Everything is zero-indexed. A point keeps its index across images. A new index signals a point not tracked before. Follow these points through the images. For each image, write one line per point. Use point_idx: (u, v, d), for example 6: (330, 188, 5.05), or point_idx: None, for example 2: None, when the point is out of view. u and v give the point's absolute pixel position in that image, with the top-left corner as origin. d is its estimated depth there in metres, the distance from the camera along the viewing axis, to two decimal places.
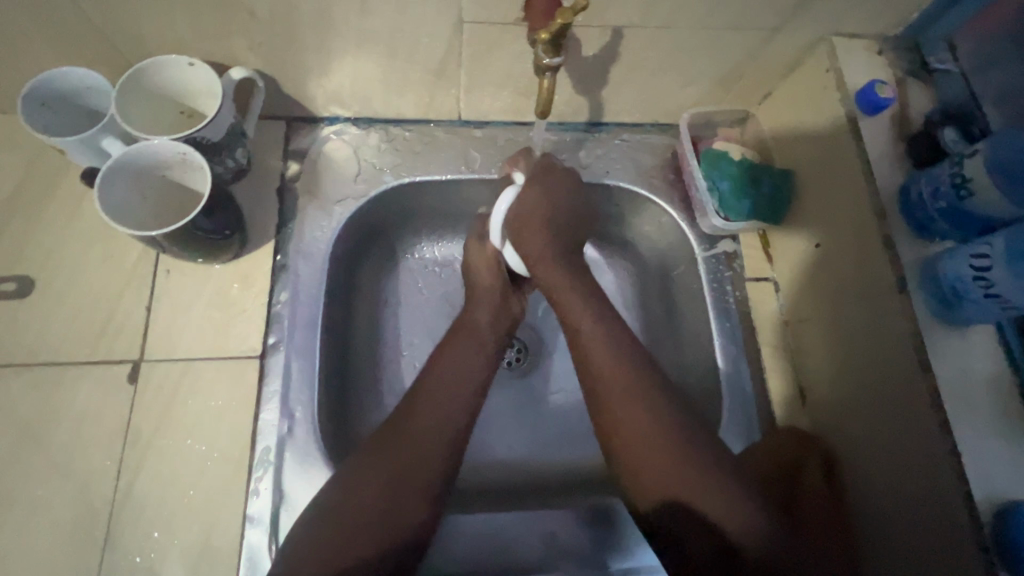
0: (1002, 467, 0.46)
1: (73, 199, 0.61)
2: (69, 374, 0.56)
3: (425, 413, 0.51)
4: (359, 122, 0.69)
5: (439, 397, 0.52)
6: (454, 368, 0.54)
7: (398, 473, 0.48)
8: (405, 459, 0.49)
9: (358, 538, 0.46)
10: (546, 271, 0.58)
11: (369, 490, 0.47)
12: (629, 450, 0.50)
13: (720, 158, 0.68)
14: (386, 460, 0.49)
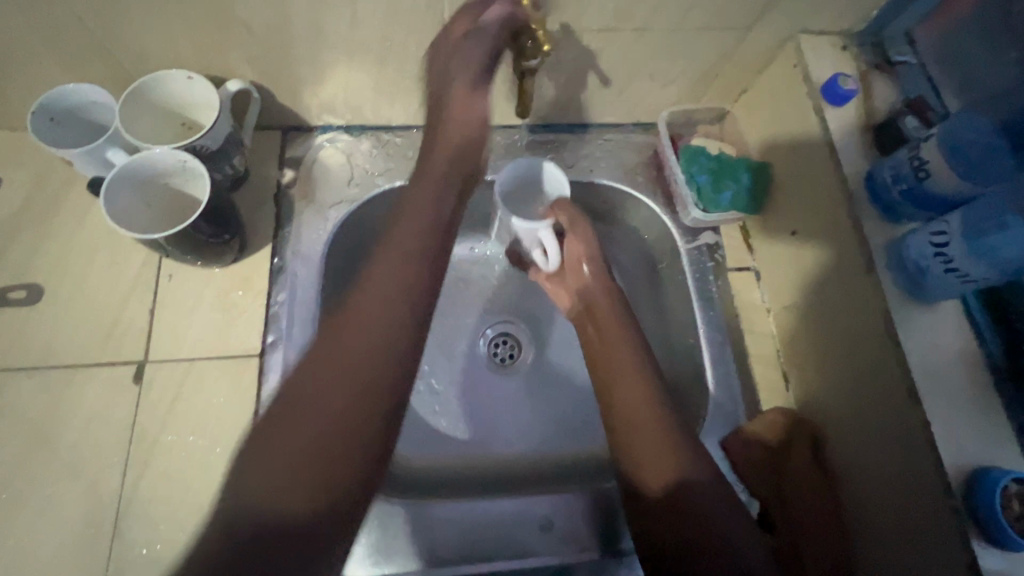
0: (973, 436, 0.48)
1: (80, 211, 0.64)
2: (77, 375, 0.58)
3: (350, 345, 0.43)
4: (352, 129, 0.72)
5: (376, 314, 0.45)
6: (398, 277, 0.47)
7: (327, 397, 0.40)
8: (341, 386, 0.41)
9: (287, 479, 0.37)
10: (588, 287, 0.64)
11: (300, 426, 0.39)
12: (618, 412, 0.55)
13: (699, 153, 0.71)
14: (318, 384, 0.41)
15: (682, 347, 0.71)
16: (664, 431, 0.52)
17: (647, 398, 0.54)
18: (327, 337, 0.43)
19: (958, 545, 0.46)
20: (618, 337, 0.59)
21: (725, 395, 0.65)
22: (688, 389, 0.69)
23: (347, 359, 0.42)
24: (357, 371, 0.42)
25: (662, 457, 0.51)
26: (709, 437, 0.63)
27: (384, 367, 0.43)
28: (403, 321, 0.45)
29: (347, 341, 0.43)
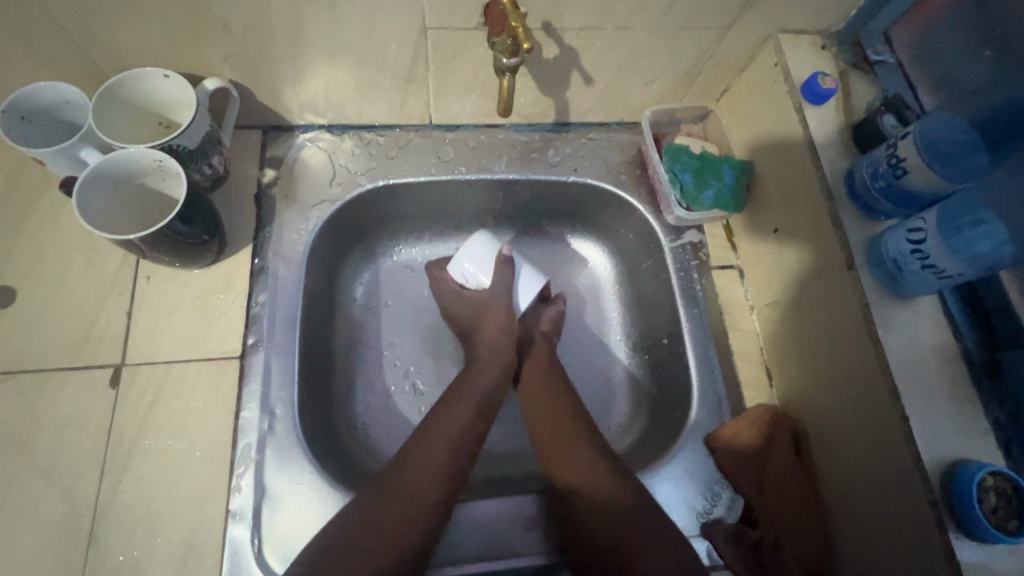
0: (951, 430, 0.49)
1: (54, 212, 0.63)
2: (51, 380, 0.57)
3: (413, 482, 0.54)
4: (334, 129, 0.71)
5: (420, 487, 0.54)
6: (444, 439, 0.57)
7: (388, 542, 0.51)
8: (399, 512, 0.53)
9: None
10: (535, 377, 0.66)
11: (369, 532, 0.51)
12: (560, 452, 0.60)
13: (681, 152, 0.71)
14: (383, 523, 0.52)
15: (667, 345, 0.71)
16: (595, 464, 0.58)
17: (576, 432, 0.61)
18: (392, 508, 0.53)
19: (937, 537, 0.46)
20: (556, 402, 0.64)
21: (709, 393, 0.65)
22: (673, 387, 0.69)
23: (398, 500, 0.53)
24: (432, 483, 0.55)
25: (605, 489, 0.57)
26: (693, 434, 0.64)
27: (411, 542, 0.52)
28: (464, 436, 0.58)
29: (419, 484, 0.54)
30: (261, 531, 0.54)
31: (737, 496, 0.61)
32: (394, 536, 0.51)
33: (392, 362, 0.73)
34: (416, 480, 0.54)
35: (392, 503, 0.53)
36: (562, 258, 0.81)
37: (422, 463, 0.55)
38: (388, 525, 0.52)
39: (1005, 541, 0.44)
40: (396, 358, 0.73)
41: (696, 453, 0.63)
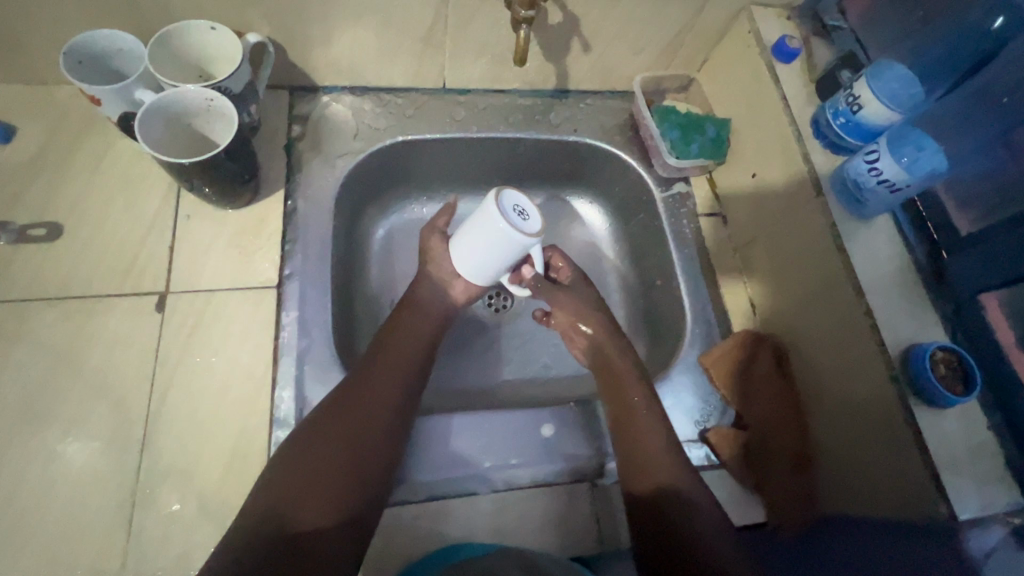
0: (907, 321, 0.57)
1: (97, 157, 0.67)
2: (100, 305, 0.60)
3: (367, 390, 0.57)
4: (355, 91, 0.78)
5: (354, 421, 0.54)
6: (389, 370, 0.59)
7: (342, 452, 0.52)
8: (351, 435, 0.53)
9: (306, 501, 0.48)
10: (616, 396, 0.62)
11: (315, 450, 0.51)
12: (631, 449, 0.58)
13: (669, 111, 0.80)
14: (337, 432, 0.53)
15: (662, 284, 0.79)
16: (666, 459, 0.56)
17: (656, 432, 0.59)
18: (347, 412, 0.54)
19: (900, 413, 0.54)
20: (632, 407, 0.61)
21: (700, 320, 0.73)
22: (669, 319, 0.77)
23: (341, 423, 0.53)
24: (386, 392, 0.57)
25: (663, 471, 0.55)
26: (688, 354, 0.71)
27: (367, 449, 0.53)
28: (417, 362, 0.62)
29: (375, 394, 0.57)
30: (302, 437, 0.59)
31: (728, 405, 0.69)
32: (344, 438, 0.53)
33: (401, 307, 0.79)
34: (371, 388, 0.57)
35: (349, 405, 0.55)
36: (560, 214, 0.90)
37: (381, 374, 0.59)
38: (342, 425, 0.53)
39: (953, 402, 0.52)
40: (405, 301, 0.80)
41: (691, 370, 0.71)
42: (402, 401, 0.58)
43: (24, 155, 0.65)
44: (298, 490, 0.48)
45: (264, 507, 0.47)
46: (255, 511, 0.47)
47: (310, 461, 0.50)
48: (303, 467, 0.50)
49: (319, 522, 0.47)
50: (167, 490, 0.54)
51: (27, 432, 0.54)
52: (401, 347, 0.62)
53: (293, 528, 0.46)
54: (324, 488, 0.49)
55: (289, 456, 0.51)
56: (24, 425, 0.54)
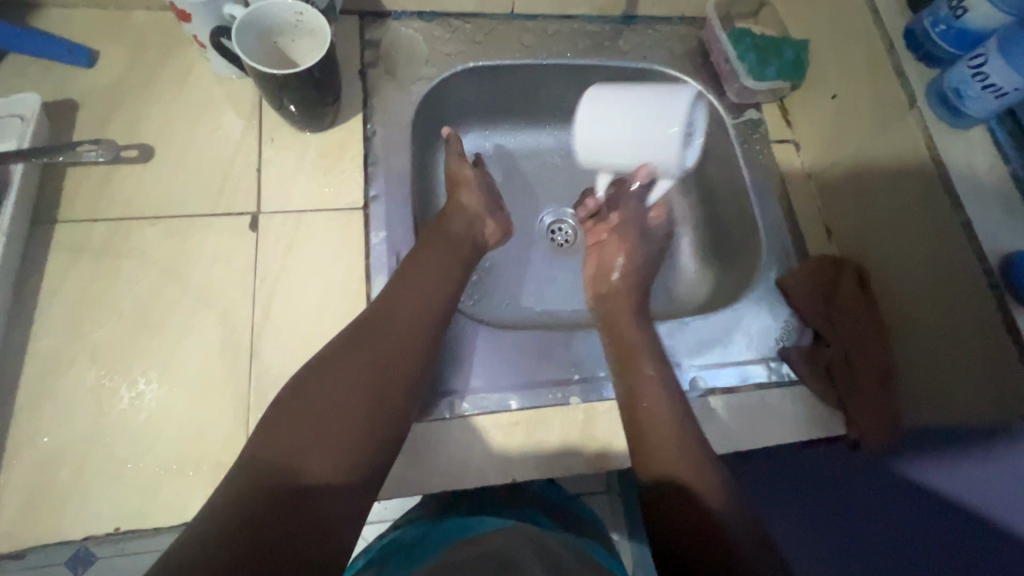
0: (1006, 230, 0.57)
1: (180, 81, 0.67)
2: (197, 224, 0.62)
3: (368, 344, 0.54)
4: (424, 16, 0.77)
5: (349, 376, 0.51)
6: (394, 321, 0.56)
7: (335, 408, 0.49)
8: (348, 391, 0.51)
9: (297, 458, 0.46)
10: (629, 352, 0.64)
11: (314, 398, 0.50)
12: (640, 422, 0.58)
13: (745, 34, 0.78)
14: (330, 388, 0.50)
15: (734, 211, 0.79)
16: (673, 433, 0.56)
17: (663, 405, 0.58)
18: (340, 367, 0.52)
19: (996, 315, 0.55)
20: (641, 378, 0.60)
21: (775, 244, 0.73)
22: (742, 245, 0.77)
23: (344, 379, 0.51)
24: (388, 345, 0.54)
25: (670, 445, 0.55)
26: (766, 277, 0.72)
27: (364, 405, 0.50)
28: (428, 311, 0.58)
29: (377, 350, 0.54)
30: None
31: (806, 325, 0.69)
32: (337, 394, 0.50)
33: None
34: (373, 342, 0.54)
35: (343, 359, 0.52)
36: None
37: (384, 328, 0.55)
38: (341, 382, 0.51)
39: None
40: None
41: (769, 292, 0.71)
42: (410, 356, 0.55)
43: (110, 80, 0.66)
44: (288, 448, 0.46)
45: (268, 460, 0.46)
46: (241, 472, 0.45)
47: (300, 420, 0.48)
48: (292, 424, 0.48)
49: (310, 485, 0.45)
50: (277, 395, 0.56)
51: (144, 340, 0.57)
52: (406, 296, 0.58)
53: (283, 491, 0.44)
54: (315, 447, 0.47)
55: (277, 413, 0.49)
56: (139, 333, 0.57)
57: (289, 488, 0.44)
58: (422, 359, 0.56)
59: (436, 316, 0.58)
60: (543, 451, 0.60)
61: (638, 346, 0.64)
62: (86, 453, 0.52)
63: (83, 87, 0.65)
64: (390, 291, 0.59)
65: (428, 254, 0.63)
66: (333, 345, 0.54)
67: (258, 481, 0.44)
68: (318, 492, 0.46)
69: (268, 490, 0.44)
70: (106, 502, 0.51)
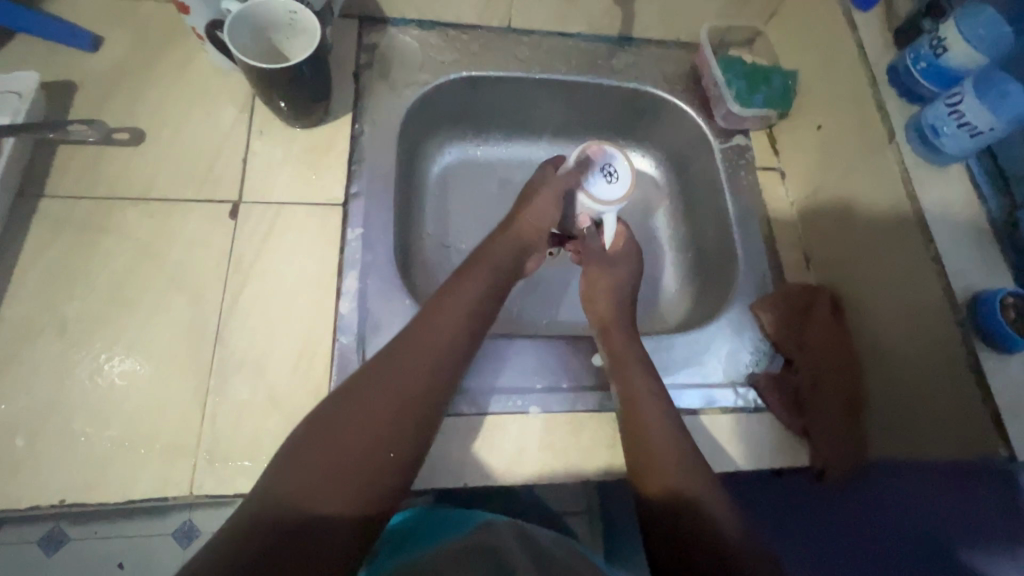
0: (977, 269, 0.57)
1: (177, 70, 0.69)
2: (178, 208, 0.63)
3: (400, 367, 0.50)
4: (422, 24, 0.79)
5: (378, 401, 0.47)
6: (430, 344, 0.52)
7: (359, 434, 0.45)
8: (373, 417, 0.46)
9: (315, 492, 0.41)
10: (631, 372, 0.61)
11: (341, 424, 0.45)
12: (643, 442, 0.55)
13: (735, 62, 0.80)
14: (357, 411, 0.46)
15: (716, 234, 0.79)
16: (677, 453, 0.53)
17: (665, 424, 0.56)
18: (369, 390, 0.48)
19: (963, 354, 0.55)
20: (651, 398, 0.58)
21: (753, 269, 0.73)
22: (722, 269, 0.77)
23: (377, 403, 0.47)
24: (422, 369, 0.50)
25: (675, 467, 0.52)
26: (741, 301, 0.72)
27: (392, 435, 0.46)
28: (463, 335, 0.54)
29: (409, 373, 0.49)
30: (365, 346, 0.61)
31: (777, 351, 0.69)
32: (363, 420, 0.46)
33: (454, 246, 0.82)
34: (406, 363, 0.50)
35: (374, 382, 0.48)
36: None
37: (417, 349, 0.51)
38: (369, 406, 0.46)
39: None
40: (459, 241, 0.82)
41: (744, 317, 0.71)
42: (441, 385, 0.51)
43: (110, 65, 0.68)
44: (306, 482, 0.41)
45: (283, 483, 0.41)
46: (255, 503, 0.40)
47: (324, 450, 0.43)
48: (314, 452, 0.43)
49: (324, 520, 0.40)
50: (238, 381, 0.57)
51: (113, 317, 0.58)
52: (443, 315, 0.54)
53: (297, 528, 0.39)
54: (336, 480, 0.42)
55: (298, 439, 0.44)
56: (109, 310, 0.58)
57: (305, 524, 0.40)
58: (450, 388, 0.52)
59: (470, 340, 0.55)
60: (499, 458, 0.59)
61: (627, 361, 0.62)
62: (42, 424, 0.53)
63: (83, 69, 0.67)
64: (429, 309, 0.55)
65: (471, 270, 0.59)
66: (362, 366, 0.50)
67: (270, 510, 0.40)
68: (333, 530, 0.40)
69: (279, 519, 0.39)
70: (57, 474, 0.52)
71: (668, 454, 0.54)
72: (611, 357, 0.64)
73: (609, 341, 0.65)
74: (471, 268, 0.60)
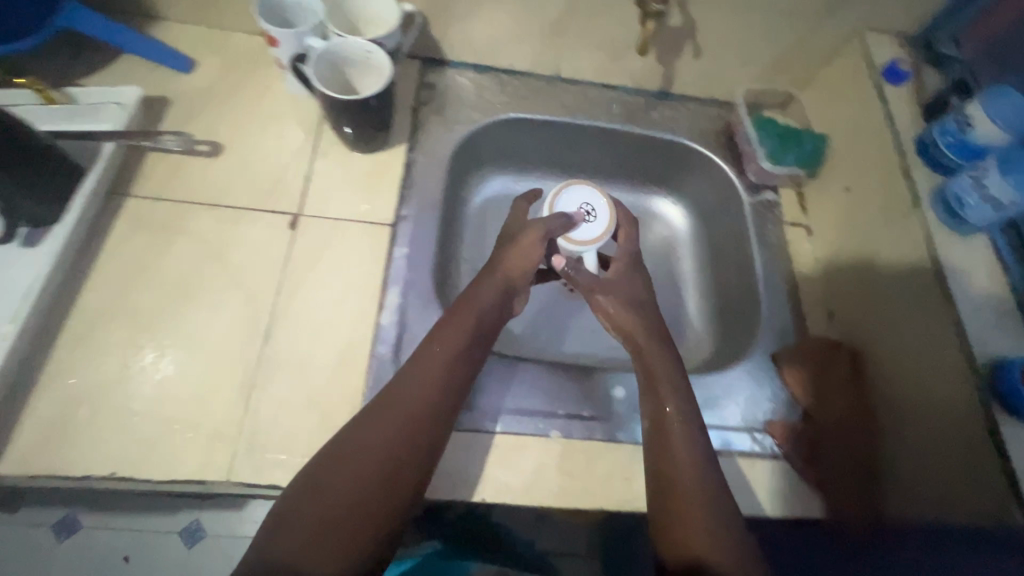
0: (998, 336, 0.59)
1: (258, 95, 0.77)
2: (245, 216, 0.69)
3: (392, 411, 0.52)
4: (478, 68, 0.86)
5: (367, 450, 0.50)
6: (420, 388, 0.55)
7: (354, 484, 0.48)
8: (366, 466, 0.49)
9: (311, 543, 0.44)
10: (664, 400, 0.60)
11: (334, 475, 0.48)
12: (665, 492, 0.54)
13: (768, 121, 0.84)
14: (349, 462, 0.49)
15: (741, 283, 0.82)
16: (698, 513, 0.52)
17: (693, 474, 0.55)
18: (362, 439, 0.51)
19: (980, 417, 0.56)
20: (676, 443, 0.57)
21: (776, 318, 0.76)
22: (745, 316, 0.80)
23: (368, 452, 0.50)
24: (412, 413, 0.53)
25: (695, 527, 0.51)
26: (762, 349, 0.74)
27: (384, 481, 0.49)
28: (450, 373, 0.57)
29: (400, 419, 0.52)
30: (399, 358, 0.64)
31: (794, 400, 0.70)
32: (355, 470, 0.49)
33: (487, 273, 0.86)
34: (394, 409, 0.53)
35: (365, 430, 0.51)
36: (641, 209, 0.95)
37: (406, 395, 0.54)
38: (359, 457, 0.49)
39: None
40: None
41: (764, 365, 0.73)
42: (429, 428, 0.53)
43: (201, 86, 0.77)
44: (300, 534, 0.45)
45: (281, 534, 0.45)
46: (257, 555, 0.44)
47: (316, 501, 0.47)
48: (306, 503, 0.46)
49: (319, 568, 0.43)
50: (282, 379, 0.61)
51: (177, 308, 0.63)
52: (432, 356, 0.57)
53: None
54: (327, 529, 0.45)
55: (297, 490, 0.48)
56: (175, 302, 0.63)
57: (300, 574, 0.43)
58: (442, 427, 0.54)
59: (457, 381, 0.57)
60: (517, 477, 0.61)
61: (656, 377, 0.62)
62: (103, 401, 0.58)
63: (178, 88, 0.76)
64: (420, 352, 0.58)
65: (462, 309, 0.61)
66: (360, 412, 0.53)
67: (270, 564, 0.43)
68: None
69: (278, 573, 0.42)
70: (110, 446, 0.56)
71: (693, 511, 0.52)
72: (643, 373, 0.63)
73: (643, 356, 0.65)
74: (464, 305, 0.62)
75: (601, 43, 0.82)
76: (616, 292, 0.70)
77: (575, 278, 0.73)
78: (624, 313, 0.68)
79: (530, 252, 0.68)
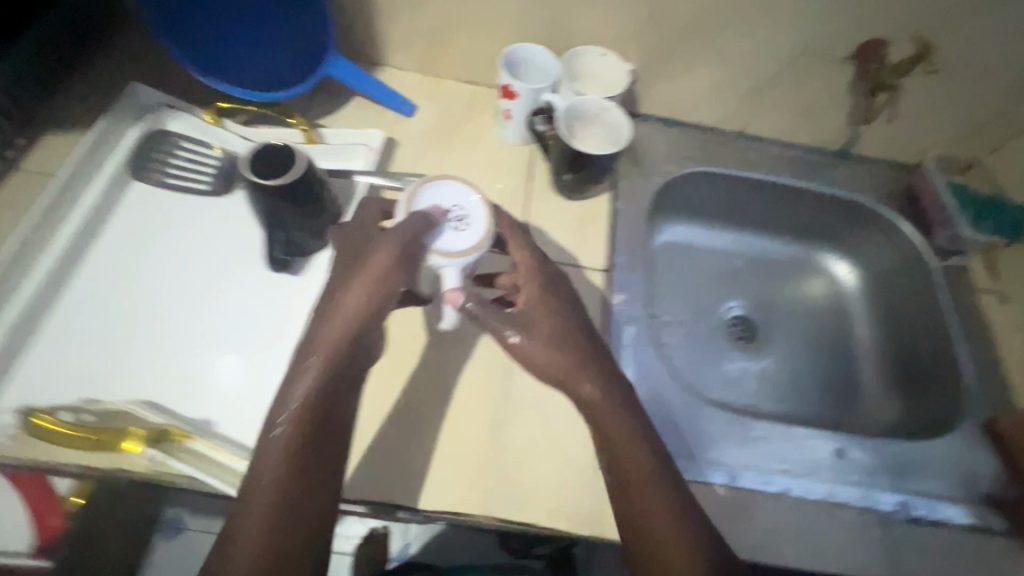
0: None
1: (474, 140, 0.83)
2: (474, 255, 0.73)
3: (270, 435, 0.49)
4: (668, 122, 0.89)
5: (258, 484, 0.47)
6: (278, 401, 0.50)
7: (254, 526, 0.46)
8: (274, 508, 0.46)
9: None
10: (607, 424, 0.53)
11: (249, 521, 0.46)
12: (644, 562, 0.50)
13: (960, 188, 0.85)
14: (240, 501, 0.47)
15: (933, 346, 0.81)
16: None
17: (676, 544, 0.49)
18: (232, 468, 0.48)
19: None
20: (644, 495, 0.51)
21: (983, 386, 0.75)
22: (940, 382, 0.79)
23: (270, 492, 0.47)
24: (281, 433, 0.49)
25: None
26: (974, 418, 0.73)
27: (267, 519, 0.46)
28: (319, 378, 0.50)
29: (268, 436, 0.49)
30: None
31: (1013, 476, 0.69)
32: (252, 513, 0.46)
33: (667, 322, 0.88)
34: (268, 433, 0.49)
35: (256, 463, 0.48)
36: (804, 264, 0.97)
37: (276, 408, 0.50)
38: (258, 498, 0.47)
39: None
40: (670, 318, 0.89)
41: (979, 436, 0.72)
42: (296, 447, 0.48)
43: (423, 130, 0.82)
44: None
45: None
46: None
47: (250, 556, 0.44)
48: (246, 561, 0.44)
49: None
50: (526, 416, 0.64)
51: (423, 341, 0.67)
52: (310, 367, 0.50)
53: None
54: None
55: (234, 542, 0.45)
56: (420, 335, 0.67)
57: None
58: (315, 440, 0.49)
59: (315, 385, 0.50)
60: (753, 532, 0.62)
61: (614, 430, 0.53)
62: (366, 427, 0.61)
63: (404, 131, 0.82)
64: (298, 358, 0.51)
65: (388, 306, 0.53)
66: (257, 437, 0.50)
67: None
68: None
69: None
70: (375, 475, 0.57)
71: None
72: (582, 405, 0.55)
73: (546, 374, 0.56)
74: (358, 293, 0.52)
75: (798, 104, 0.84)
76: (555, 332, 0.56)
77: (481, 316, 0.56)
78: (546, 358, 0.55)
79: (392, 270, 0.53)
